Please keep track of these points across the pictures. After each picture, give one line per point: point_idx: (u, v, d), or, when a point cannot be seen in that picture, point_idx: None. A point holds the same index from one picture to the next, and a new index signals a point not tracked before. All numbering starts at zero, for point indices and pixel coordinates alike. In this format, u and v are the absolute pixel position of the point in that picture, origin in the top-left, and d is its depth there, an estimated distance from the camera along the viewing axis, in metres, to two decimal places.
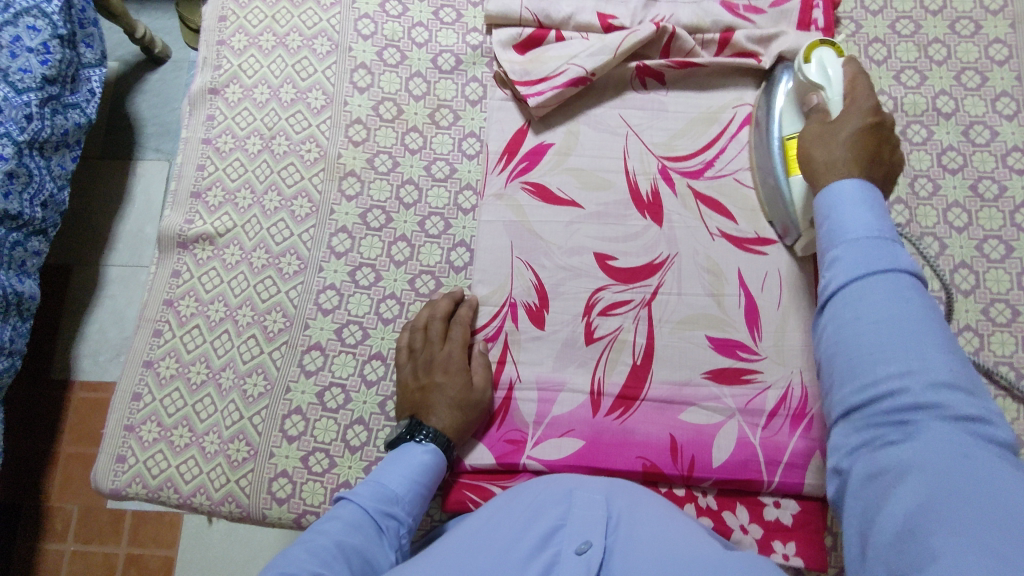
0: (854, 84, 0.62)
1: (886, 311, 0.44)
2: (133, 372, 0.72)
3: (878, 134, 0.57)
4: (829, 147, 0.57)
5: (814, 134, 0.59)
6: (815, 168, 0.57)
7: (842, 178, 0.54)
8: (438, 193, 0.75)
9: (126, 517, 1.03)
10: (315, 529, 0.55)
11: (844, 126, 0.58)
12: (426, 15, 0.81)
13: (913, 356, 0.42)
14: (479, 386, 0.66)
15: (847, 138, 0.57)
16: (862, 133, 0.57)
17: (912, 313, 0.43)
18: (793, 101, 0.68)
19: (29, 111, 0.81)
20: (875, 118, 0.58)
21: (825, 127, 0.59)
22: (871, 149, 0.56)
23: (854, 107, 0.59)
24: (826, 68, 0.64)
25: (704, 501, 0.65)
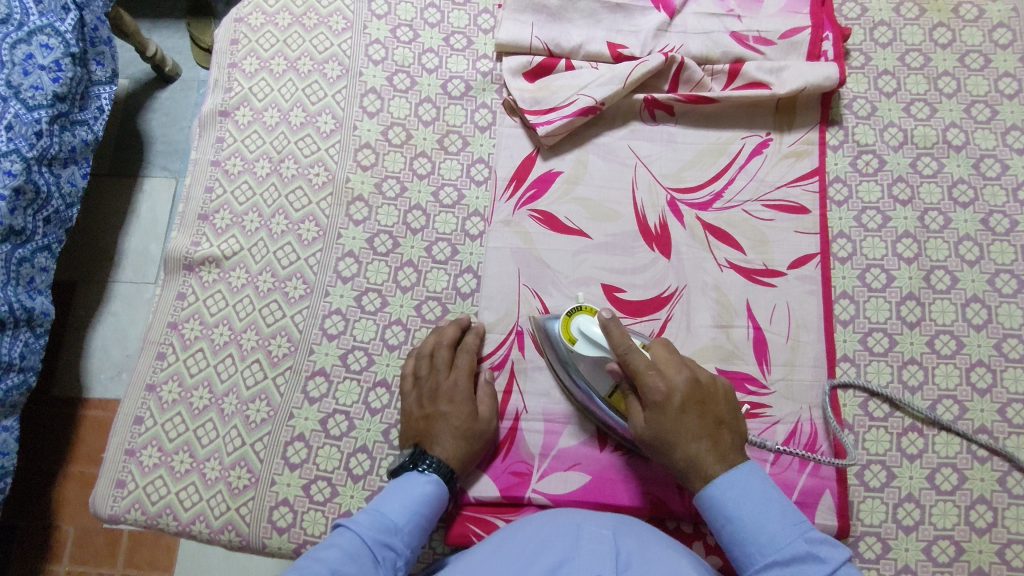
0: (630, 360, 0.59)
1: (743, 518, 0.55)
2: (135, 395, 0.71)
3: (699, 395, 0.59)
4: (669, 425, 0.58)
5: (658, 435, 0.58)
6: (667, 440, 0.58)
7: (703, 451, 0.57)
8: (446, 219, 0.75)
9: (121, 540, 1.02)
10: (311, 556, 0.53)
11: (668, 412, 0.58)
12: (437, 41, 0.81)
13: (767, 543, 0.53)
14: (484, 416, 0.65)
15: (674, 385, 0.58)
16: (681, 395, 0.58)
17: (772, 511, 0.55)
18: (589, 373, 0.64)
19: (39, 129, 0.81)
20: (674, 360, 0.60)
21: (653, 427, 0.58)
22: (711, 425, 0.58)
23: (651, 400, 0.58)
24: (595, 335, 0.62)
25: (713, 539, 0.64)
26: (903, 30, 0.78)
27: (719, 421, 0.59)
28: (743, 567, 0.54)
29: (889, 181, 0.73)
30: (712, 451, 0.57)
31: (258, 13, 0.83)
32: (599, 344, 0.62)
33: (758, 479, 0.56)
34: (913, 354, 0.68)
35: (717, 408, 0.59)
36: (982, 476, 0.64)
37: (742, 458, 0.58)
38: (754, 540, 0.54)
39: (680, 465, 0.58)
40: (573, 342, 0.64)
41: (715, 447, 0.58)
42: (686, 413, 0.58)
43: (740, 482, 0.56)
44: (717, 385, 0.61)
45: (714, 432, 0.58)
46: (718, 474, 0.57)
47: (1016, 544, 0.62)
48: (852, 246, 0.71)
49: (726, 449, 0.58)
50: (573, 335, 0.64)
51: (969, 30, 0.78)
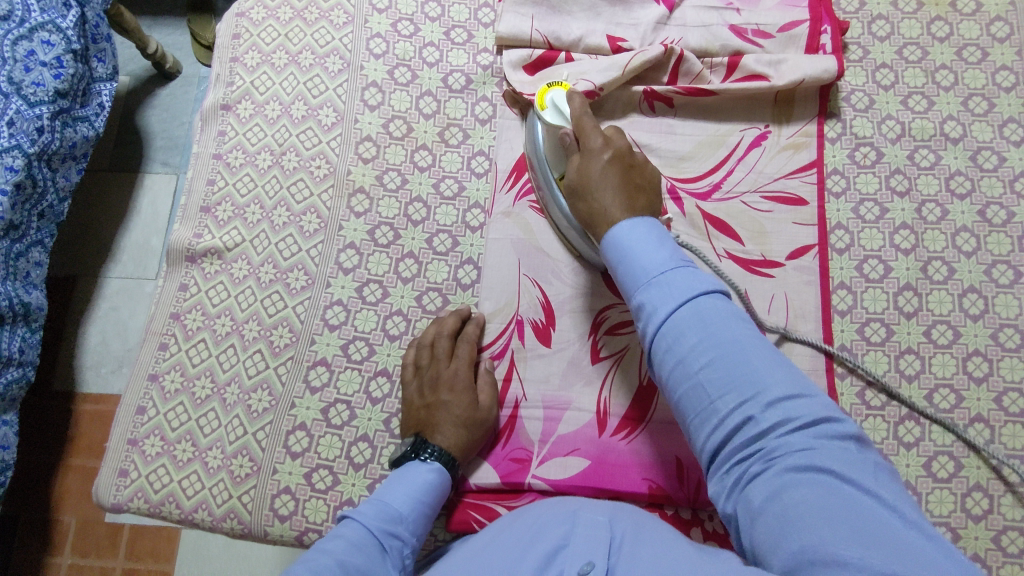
0: (581, 121, 0.63)
1: (637, 261, 0.52)
2: (138, 385, 0.72)
3: (624, 155, 0.61)
4: (592, 197, 0.59)
5: (584, 179, 0.60)
6: (585, 194, 0.60)
7: (610, 202, 0.58)
8: (447, 211, 0.75)
9: (122, 531, 1.02)
10: (319, 548, 0.54)
11: (596, 160, 0.60)
12: (437, 35, 0.82)
13: (656, 290, 0.51)
14: (484, 404, 0.66)
15: (598, 159, 0.60)
16: (607, 149, 0.61)
17: (661, 256, 0.52)
18: (550, 146, 0.68)
19: (41, 124, 0.82)
20: (618, 134, 0.63)
21: (580, 169, 0.61)
22: (628, 183, 0.59)
23: (590, 147, 0.61)
24: (559, 102, 0.65)
25: (711, 524, 0.65)
26: (901, 24, 0.79)
27: (640, 188, 0.59)
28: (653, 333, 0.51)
29: (886, 173, 0.73)
30: (624, 207, 0.57)
31: (259, 7, 0.83)
32: (562, 113, 0.65)
33: (654, 230, 0.54)
34: (910, 343, 0.68)
35: (640, 177, 0.60)
36: (979, 463, 0.64)
37: (649, 217, 0.55)
38: (639, 285, 0.52)
39: (594, 220, 0.59)
40: (543, 111, 0.67)
41: (626, 207, 0.57)
42: (609, 168, 0.60)
43: (688, 302, 0.49)
44: (647, 166, 0.62)
45: (632, 192, 0.58)
46: (622, 224, 0.55)
47: (1013, 530, 0.63)
48: (850, 237, 0.72)
49: (638, 209, 0.57)
50: (544, 104, 0.66)
51: (966, 24, 0.78)
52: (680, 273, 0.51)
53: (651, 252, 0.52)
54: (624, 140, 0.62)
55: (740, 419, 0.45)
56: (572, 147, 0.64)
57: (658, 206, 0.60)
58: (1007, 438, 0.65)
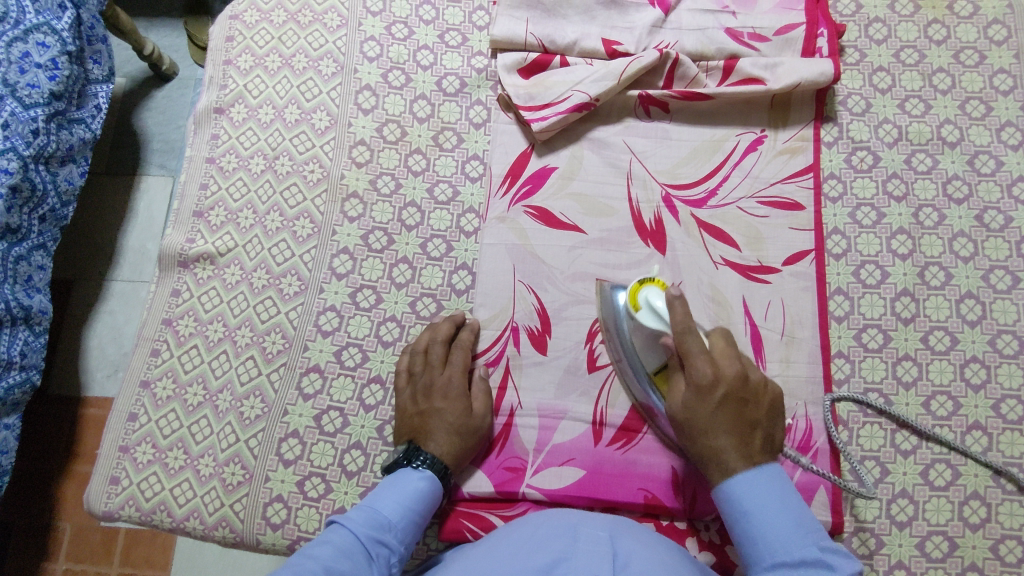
0: (685, 340, 0.59)
1: (759, 534, 0.53)
2: (129, 391, 0.71)
3: (739, 395, 0.58)
4: (698, 415, 0.58)
5: (688, 421, 0.59)
6: (695, 423, 0.58)
7: (725, 448, 0.57)
8: (441, 216, 0.75)
9: (117, 537, 1.02)
10: (305, 553, 0.53)
11: (709, 401, 0.58)
12: (432, 38, 0.81)
13: (780, 550, 0.52)
14: (478, 411, 0.65)
15: (710, 395, 0.58)
16: (721, 389, 0.58)
17: (785, 526, 0.53)
18: (640, 339, 0.64)
19: (35, 127, 0.81)
20: (728, 355, 0.59)
21: (689, 411, 0.59)
22: (743, 426, 0.57)
23: (696, 375, 0.58)
24: (659, 307, 0.61)
25: (707, 534, 0.64)
26: (898, 27, 0.78)
27: (755, 424, 0.58)
28: (752, 562, 0.54)
29: (883, 177, 0.73)
30: (738, 450, 0.57)
31: (253, 10, 0.83)
32: (661, 317, 0.61)
33: (777, 488, 0.55)
34: (908, 350, 0.68)
35: (754, 406, 0.58)
36: (976, 471, 0.64)
37: (770, 460, 0.57)
38: (764, 558, 0.53)
39: (702, 464, 0.58)
40: (635, 309, 0.63)
41: (743, 454, 0.56)
42: (724, 405, 0.58)
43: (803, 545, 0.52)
44: (759, 384, 0.60)
45: (746, 434, 0.57)
46: (740, 469, 0.56)
47: (1010, 539, 0.62)
48: (847, 243, 0.71)
49: (753, 450, 0.57)
50: (637, 303, 0.63)
51: (964, 26, 0.78)
52: (807, 539, 0.52)
53: (770, 504, 0.54)
54: (734, 365, 0.59)
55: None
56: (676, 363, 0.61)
57: (771, 429, 0.59)
58: (1004, 446, 0.65)
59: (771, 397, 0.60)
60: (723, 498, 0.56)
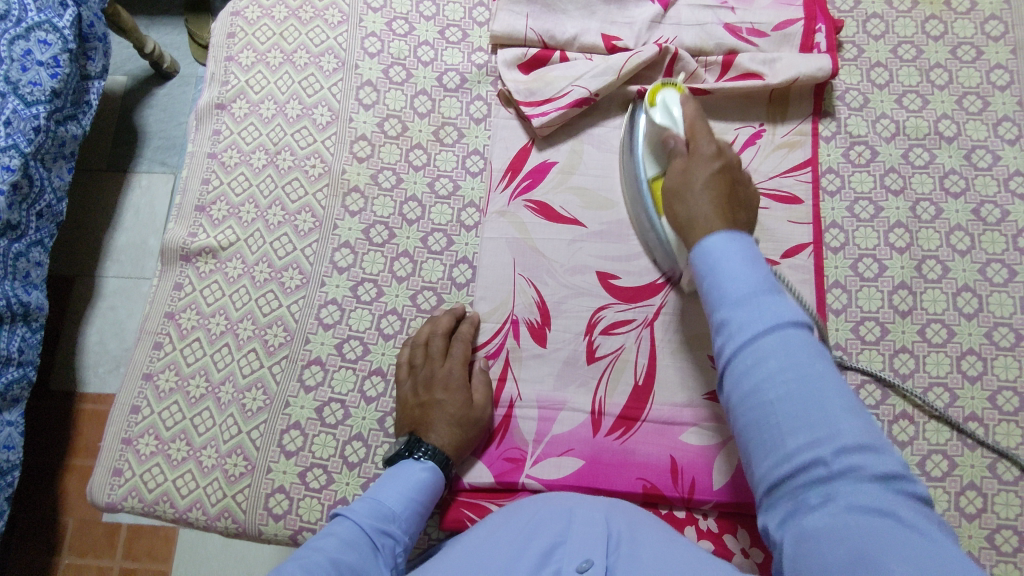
0: (695, 126, 0.64)
1: (724, 278, 0.50)
2: (132, 384, 0.72)
3: (731, 167, 0.61)
4: (693, 203, 0.59)
5: (678, 188, 0.61)
6: (678, 196, 0.61)
7: (706, 207, 0.58)
8: (442, 210, 0.75)
9: (120, 531, 1.02)
10: (310, 547, 0.53)
11: (704, 163, 0.61)
12: (432, 34, 0.82)
13: (745, 304, 0.48)
14: (479, 403, 0.66)
15: (701, 166, 0.61)
16: (716, 158, 0.61)
17: (751, 277, 0.49)
18: (648, 142, 0.69)
19: (37, 123, 0.82)
20: (727, 146, 0.63)
21: (684, 177, 0.62)
22: (725, 192, 0.59)
23: (700, 152, 0.62)
24: (671, 108, 0.67)
25: (705, 523, 0.65)
26: (895, 23, 0.79)
27: (741, 205, 0.59)
28: (714, 308, 0.50)
29: (881, 172, 0.73)
30: (721, 211, 0.57)
31: (255, 6, 0.83)
32: (673, 117, 0.67)
33: (747, 251, 0.51)
34: (905, 342, 0.68)
35: (742, 194, 0.61)
36: (973, 462, 0.65)
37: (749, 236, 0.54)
38: (724, 301, 0.49)
39: (687, 222, 0.59)
40: (651, 108, 0.68)
41: (729, 223, 0.56)
42: (711, 179, 0.60)
43: (772, 329, 0.46)
44: (749, 188, 0.62)
45: (730, 197, 0.59)
46: (714, 233, 0.53)
47: (1006, 529, 0.63)
48: (845, 236, 0.72)
49: (738, 223, 0.57)
50: (654, 100, 0.68)
51: (961, 22, 0.78)
52: (811, 373, 0.44)
53: (738, 271, 0.49)
54: (735, 154, 0.63)
55: (810, 457, 0.42)
56: (679, 150, 0.64)
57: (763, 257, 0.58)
58: (1001, 437, 0.65)
59: (755, 202, 0.63)
60: (697, 261, 0.53)
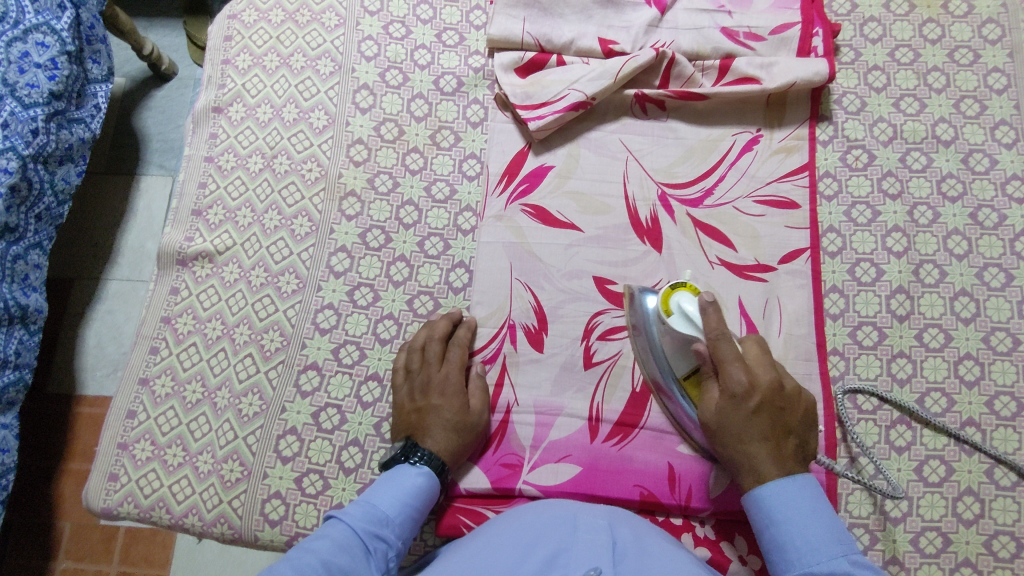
0: (719, 347, 0.60)
1: (791, 544, 0.55)
2: (128, 389, 0.72)
3: (772, 399, 0.59)
4: (744, 445, 0.58)
5: (731, 437, 0.59)
6: (721, 437, 0.60)
7: (763, 457, 0.58)
8: (438, 214, 0.75)
9: (117, 536, 1.02)
10: (303, 547, 0.54)
11: (744, 407, 0.59)
12: (429, 38, 0.81)
13: (813, 554, 0.54)
14: (476, 408, 0.66)
15: (741, 407, 0.59)
16: (754, 397, 0.59)
17: (820, 533, 0.54)
18: (670, 346, 0.64)
19: (35, 126, 0.81)
20: (759, 374, 0.60)
21: (721, 419, 0.60)
22: (779, 431, 0.59)
23: (731, 385, 0.59)
24: (690, 311, 0.61)
25: (702, 531, 0.64)
26: (893, 26, 0.79)
27: (789, 428, 0.59)
28: (778, 567, 0.56)
29: (878, 175, 0.73)
30: (776, 459, 0.58)
31: (251, 10, 0.83)
32: (693, 322, 0.62)
33: (810, 494, 0.56)
34: (902, 347, 0.68)
35: (794, 419, 0.60)
36: (970, 467, 0.64)
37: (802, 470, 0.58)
38: (795, 566, 0.54)
39: (735, 468, 0.59)
40: (667, 316, 0.63)
41: (778, 457, 0.58)
42: (758, 418, 0.58)
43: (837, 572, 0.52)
44: (790, 388, 0.61)
45: (780, 437, 0.59)
46: (774, 476, 0.57)
47: (1003, 535, 0.63)
48: (842, 241, 0.71)
49: (788, 466, 0.58)
50: (668, 309, 0.63)
51: (958, 26, 0.78)
52: (829, 543, 0.54)
53: (808, 530, 0.55)
54: (767, 373, 0.60)
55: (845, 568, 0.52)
56: (704, 371, 0.62)
57: (806, 436, 0.60)
58: (998, 442, 0.65)
59: (806, 406, 0.61)
60: (750, 507, 0.58)
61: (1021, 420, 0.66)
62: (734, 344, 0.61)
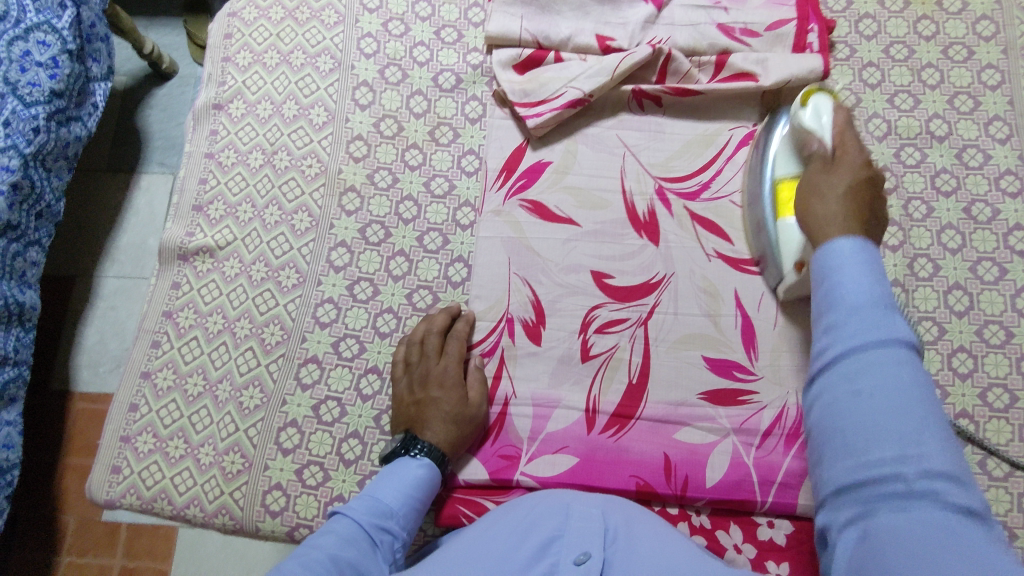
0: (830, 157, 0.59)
1: (843, 287, 0.44)
2: (130, 383, 0.72)
3: (874, 191, 0.55)
4: (822, 199, 0.54)
5: (808, 184, 0.56)
6: (809, 193, 0.55)
7: (840, 211, 0.52)
8: (437, 209, 0.76)
9: (121, 529, 1.03)
10: (310, 543, 0.54)
11: (843, 171, 0.56)
12: (428, 35, 0.82)
13: (865, 323, 0.42)
14: (474, 400, 0.66)
15: (849, 170, 0.56)
16: (863, 168, 0.56)
17: (869, 287, 0.43)
18: (788, 145, 0.66)
19: (37, 124, 0.82)
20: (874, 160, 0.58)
21: (818, 176, 0.57)
22: (867, 205, 0.53)
23: (848, 160, 0.57)
24: (820, 111, 0.62)
25: (698, 520, 0.65)
26: (887, 23, 0.79)
27: (879, 216, 0.53)
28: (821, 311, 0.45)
29: None
30: (857, 216, 0.51)
31: (252, 8, 0.84)
32: (817, 119, 0.62)
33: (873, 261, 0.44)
34: None
35: (879, 212, 0.53)
36: (964, 458, 0.65)
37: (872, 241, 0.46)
38: (839, 305, 0.43)
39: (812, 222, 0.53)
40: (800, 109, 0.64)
41: (861, 221, 0.51)
42: (852, 178, 0.55)
43: (880, 342, 0.41)
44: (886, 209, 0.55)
45: (871, 217, 0.52)
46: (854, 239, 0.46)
47: (996, 525, 0.63)
48: None
49: (871, 230, 0.51)
50: (805, 102, 0.64)
51: (952, 22, 0.79)
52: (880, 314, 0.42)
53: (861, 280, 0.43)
54: (864, 156, 0.58)
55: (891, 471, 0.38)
56: (821, 153, 0.60)
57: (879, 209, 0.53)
58: (991, 433, 0.66)
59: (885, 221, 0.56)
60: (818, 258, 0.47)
61: (1014, 412, 0.66)
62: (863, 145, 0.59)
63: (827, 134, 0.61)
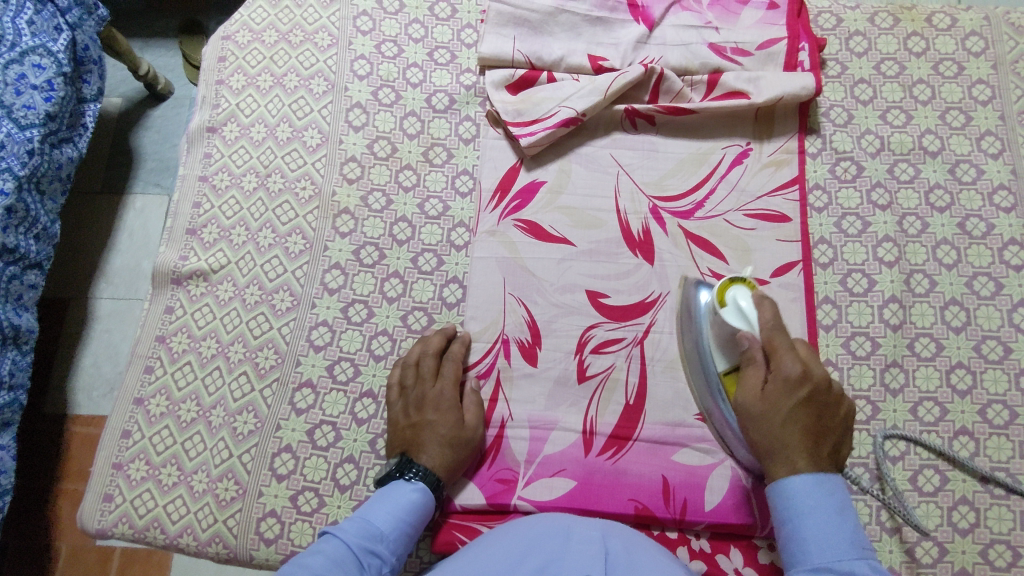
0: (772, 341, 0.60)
1: (800, 533, 0.54)
2: (122, 409, 0.72)
3: (823, 412, 0.59)
4: (773, 432, 0.59)
5: (745, 411, 0.60)
6: (753, 422, 0.60)
7: (792, 442, 0.58)
8: (432, 230, 0.76)
9: (114, 556, 1.02)
10: (297, 563, 0.53)
11: (778, 411, 0.59)
12: (421, 56, 0.82)
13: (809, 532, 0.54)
14: (470, 423, 0.65)
15: (785, 398, 0.59)
16: (802, 387, 0.59)
17: (831, 529, 0.54)
18: (715, 335, 0.64)
19: (31, 147, 0.82)
20: (810, 357, 0.61)
21: (765, 402, 0.59)
22: (814, 432, 0.58)
23: (784, 373, 0.59)
24: (746, 306, 0.61)
25: (697, 544, 0.64)
26: (877, 40, 0.80)
27: (824, 432, 0.59)
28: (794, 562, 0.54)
29: (867, 187, 0.74)
30: (808, 455, 0.57)
31: (245, 31, 0.84)
32: (746, 317, 0.61)
33: (836, 496, 0.55)
34: (896, 357, 0.68)
35: (830, 420, 0.59)
36: (964, 476, 0.64)
37: (831, 470, 0.57)
38: (805, 553, 0.54)
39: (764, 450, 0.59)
40: (721, 305, 0.63)
41: (812, 452, 0.58)
42: (804, 407, 0.59)
43: (812, 501, 0.56)
44: (840, 403, 0.60)
45: (817, 439, 0.58)
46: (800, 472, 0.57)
47: (999, 544, 0.63)
48: (833, 251, 0.72)
49: (823, 454, 0.58)
50: (724, 300, 0.63)
51: (942, 39, 0.79)
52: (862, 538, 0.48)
53: (813, 506, 0.55)
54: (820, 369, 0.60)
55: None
56: (754, 358, 0.61)
57: (841, 445, 0.60)
58: (992, 450, 0.65)
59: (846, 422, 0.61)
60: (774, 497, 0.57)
61: (1013, 429, 0.66)
62: (789, 337, 0.61)
63: (753, 329, 0.61)
